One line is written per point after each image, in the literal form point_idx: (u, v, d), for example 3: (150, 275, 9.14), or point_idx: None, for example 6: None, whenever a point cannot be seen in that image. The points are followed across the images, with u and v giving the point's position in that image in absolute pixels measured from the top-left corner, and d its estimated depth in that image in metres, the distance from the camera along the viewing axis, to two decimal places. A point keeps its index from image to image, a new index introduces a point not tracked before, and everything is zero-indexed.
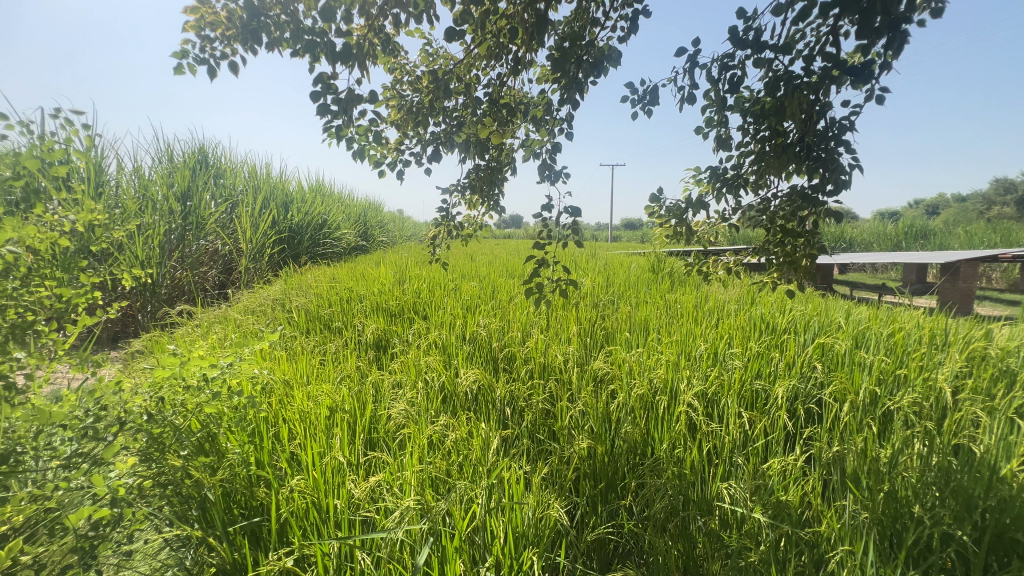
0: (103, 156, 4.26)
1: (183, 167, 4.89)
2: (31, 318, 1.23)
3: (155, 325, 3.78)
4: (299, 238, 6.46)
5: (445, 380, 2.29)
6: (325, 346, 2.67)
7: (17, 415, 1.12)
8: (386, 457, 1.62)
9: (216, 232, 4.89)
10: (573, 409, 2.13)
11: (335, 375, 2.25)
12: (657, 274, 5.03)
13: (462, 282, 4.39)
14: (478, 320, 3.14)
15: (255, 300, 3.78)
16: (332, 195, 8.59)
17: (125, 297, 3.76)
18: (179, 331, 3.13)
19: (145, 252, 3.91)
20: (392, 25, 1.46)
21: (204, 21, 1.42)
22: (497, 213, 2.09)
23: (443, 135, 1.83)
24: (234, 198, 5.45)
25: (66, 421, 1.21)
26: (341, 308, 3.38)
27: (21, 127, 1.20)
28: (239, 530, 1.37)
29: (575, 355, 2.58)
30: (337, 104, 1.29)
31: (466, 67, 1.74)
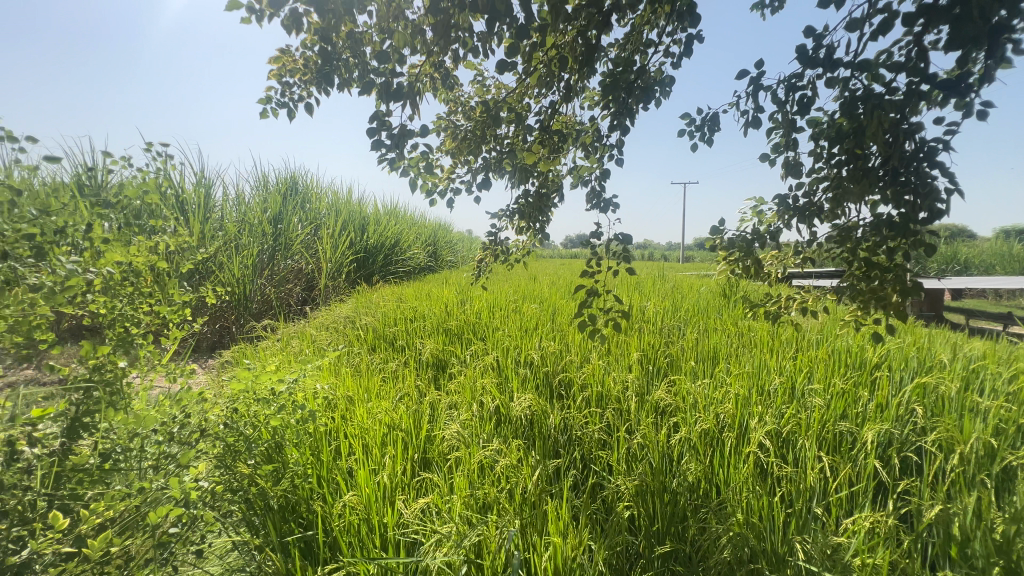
0: (210, 186, 4.83)
1: (275, 194, 5.42)
2: (133, 332, 1.40)
3: (245, 337, 4.15)
4: (373, 258, 6.84)
5: (499, 403, 2.28)
6: (388, 363, 2.79)
7: (117, 418, 1.28)
8: (435, 480, 1.64)
9: (301, 252, 5.30)
10: (630, 442, 2.03)
11: (394, 393, 2.34)
12: (729, 299, 4.74)
13: (523, 303, 4.41)
14: (536, 343, 3.13)
15: (330, 317, 4.04)
16: (405, 217, 9.07)
17: (222, 311, 4.19)
18: (264, 344, 3.42)
19: (240, 271, 4.34)
20: (450, 61, 1.54)
21: (285, 67, 1.58)
22: (545, 238, 2.08)
23: (493, 163, 1.87)
24: (318, 221, 5.91)
25: (157, 426, 1.37)
26: (405, 327, 3.52)
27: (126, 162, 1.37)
28: (295, 541, 1.44)
29: (634, 384, 2.49)
30: (391, 141, 1.36)
31: (518, 96, 1.79)
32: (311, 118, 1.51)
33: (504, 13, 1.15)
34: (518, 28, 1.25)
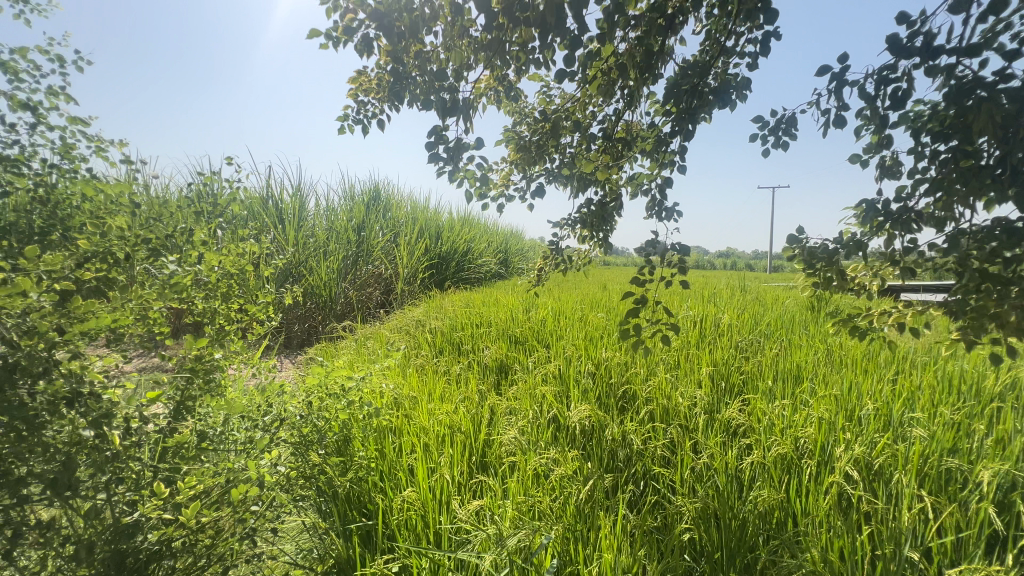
0: (303, 197, 5.32)
1: (358, 204, 5.84)
2: (228, 328, 1.59)
3: (328, 335, 4.49)
4: (447, 264, 7.08)
5: (558, 412, 2.26)
6: (453, 367, 2.88)
7: (212, 402, 1.45)
8: (489, 482, 1.66)
9: (381, 258, 5.55)
10: (695, 462, 1.92)
11: (457, 395, 2.41)
12: (820, 313, 4.33)
13: (589, 312, 4.35)
14: (600, 352, 3.07)
15: (404, 320, 4.25)
16: (477, 226, 9.31)
17: (309, 310, 4.57)
18: (344, 343, 3.68)
19: (326, 274, 4.71)
20: (513, 74, 1.58)
21: (361, 87, 1.72)
22: (606, 248, 2.05)
23: (554, 173, 1.89)
24: (397, 228, 6.17)
25: (244, 412, 1.53)
26: (472, 332, 3.62)
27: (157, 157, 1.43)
28: (357, 529, 1.54)
29: (702, 400, 2.36)
30: (447, 153, 1.42)
31: (581, 106, 1.79)
32: (382, 133, 1.62)
33: (556, 24, 1.17)
34: (570, 38, 1.27)
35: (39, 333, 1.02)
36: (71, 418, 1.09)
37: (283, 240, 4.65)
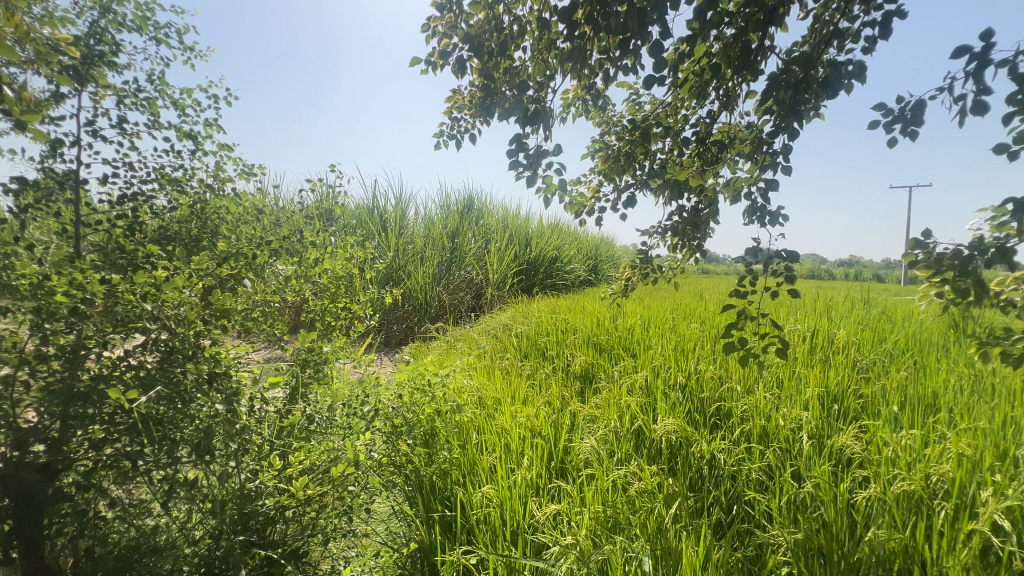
0: (404, 207, 5.75)
1: (453, 213, 6.16)
2: (336, 325, 1.78)
3: (422, 335, 4.78)
4: (535, 270, 7.15)
5: (643, 424, 2.17)
6: (537, 371, 2.91)
7: (322, 391, 1.64)
8: (566, 488, 1.66)
9: (473, 264, 5.71)
10: (797, 490, 1.74)
11: (539, 399, 2.44)
12: (967, 333, 3.69)
13: (682, 322, 4.14)
14: (691, 365, 2.91)
15: (491, 323, 4.38)
16: (566, 232, 9.30)
17: (405, 311, 4.91)
18: (435, 343, 3.89)
19: (422, 278, 5.02)
20: (600, 81, 1.58)
21: (455, 104, 1.83)
22: (700, 255, 1.95)
23: (644, 180, 1.86)
24: (488, 235, 6.39)
25: (348, 402, 1.71)
26: (557, 338, 3.63)
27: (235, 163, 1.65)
28: (439, 519, 1.62)
29: (809, 424, 2.13)
30: (529, 161, 1.47)
31: (672, 110, 1.74)
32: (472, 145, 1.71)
33: (642, 29, 1.16)
34: (654, 42, 1.25)
35: (189, 323, 1.30)
36: (213, 395, 1.31)
37: (385, 246, 5.03)
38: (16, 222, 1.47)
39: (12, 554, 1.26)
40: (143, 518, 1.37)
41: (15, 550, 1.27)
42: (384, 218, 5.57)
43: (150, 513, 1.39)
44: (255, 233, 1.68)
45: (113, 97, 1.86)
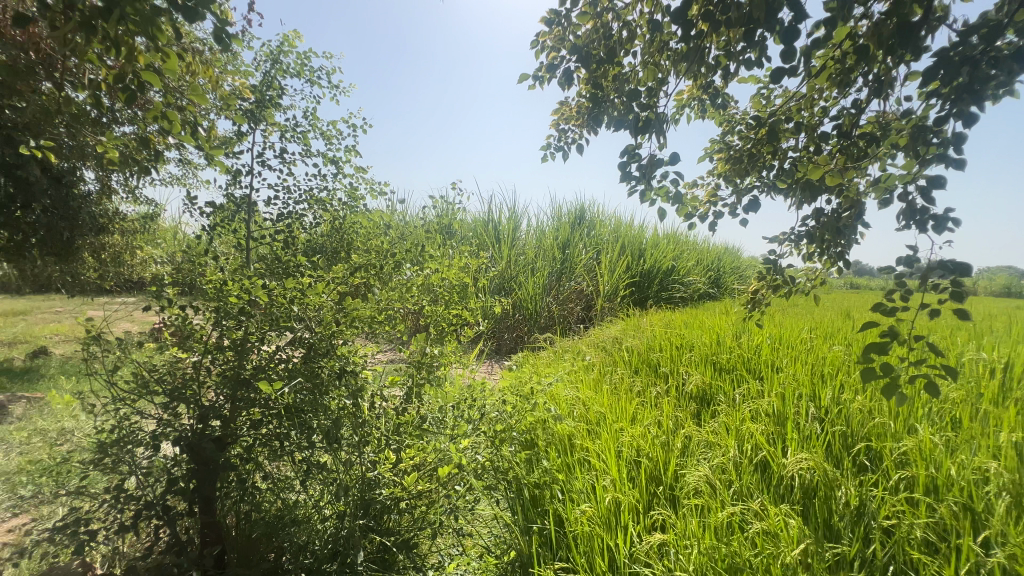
0: (517, 220, 5.95)
1: (564, 224, 6.19)
2: (448, 331, 1.89)
3: (531, 345, 4.85)
4: (649, 282, 6.81)
5: (769, 455, 1.93)
6: (647, 388, 2.77)
7: (433, 393, 1.74)
8: (673, 516, 1.53)
9: (584, 275, 5.65)
10: (980, 558, 1.39)
11: (648, 417, 2.30)
12: None
13: (823, 342, 3.61)
14: (833, 392, 2.52)
15: (601, 335, 4.28)
16: (685, 242, 8.74)
17: (517, 320, 5.05)
18: (543, 353, 3.91)
19: (532, 289, 5.11)
20: (719, 79, 1.47)
21: (563, 116, 1.85)
22: (845, 265, 1.69)
23: (772, 183, 1.68)
24: (600, 246, 6.28)
25: (456, 403, 1.79)
26: (671, 354, 3.42)
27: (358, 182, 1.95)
28: (538, 531, 1.62)
29: (999, 477, 1.70)
30: (640, 171, 1.43)
31: (807, 102, 1.55)
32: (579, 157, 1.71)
33: (767, 18, 1.06)
34: (783, 31, 1.13)
35: (326, 324, 1.48)
36: (342, 388, 1.47)
37: (498, 257, 5.24)
38: (208, 238, 1.82)
39: (194, 508, 1.54)
40: (286, 492, 1.59)
41: (197, 505, 1.54)
42: (498, 230, 5.81)
43: (291, 488, 1.60)
44: (381, 245, 1.86)
45: (279, 133, 2.24)
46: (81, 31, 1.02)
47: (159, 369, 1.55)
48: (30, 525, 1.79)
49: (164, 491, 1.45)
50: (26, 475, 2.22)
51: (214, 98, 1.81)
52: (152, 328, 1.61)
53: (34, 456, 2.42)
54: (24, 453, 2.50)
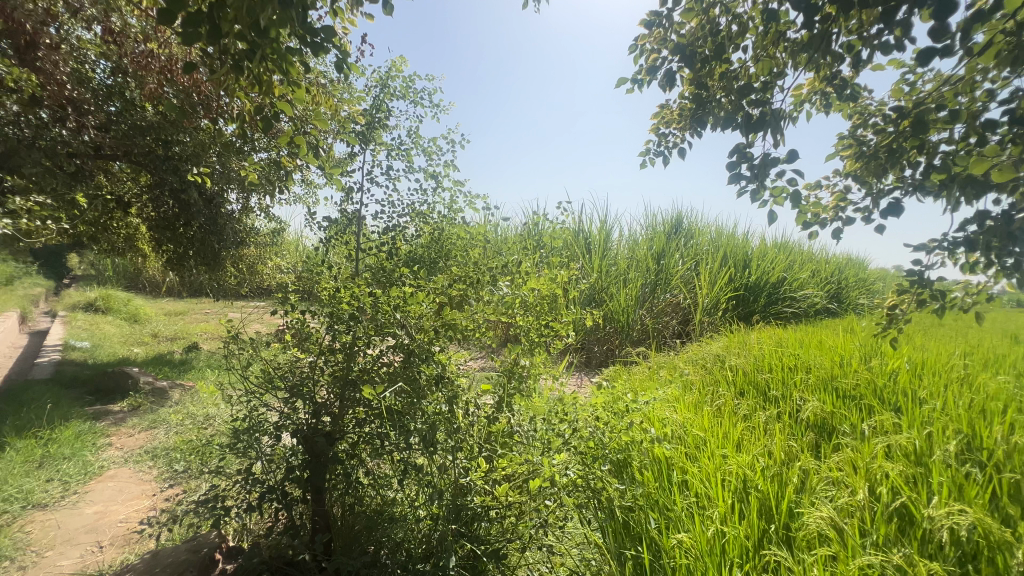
0: (609, 230, 5.82)
1: (659, 233, 5.92)
2: (540, 342, 1.88)
3: (622, 359, 4.68)
4: (756, 296, 6.23)
5: (912, 501, 1.64)
6: (755, 412, 2.52)
7: (524, 404, 1.74)
8: (787, 559, 1.36)
9: (680, 287, 5.32)
10: None
11: (756, 444, 2.09)
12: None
13: (984, 371, 3.01)
14: (999, 431, 2.09)
15: (700, 352, 4.00)
16: (798, 252, 7.89)
17: (608, 333, 4.91)
18: (636, 368, 3.75)
19: (624, 300, 4.95)
20: (849, 67, 1.30)
21: (664, 120, 1.79)
22: (1021, 277, 1.40)
23: (916, 182, 1.45)
24: (699, 256, 5.89)
25: (546, 416, 1.77)
26: (783, 376, 3.08)
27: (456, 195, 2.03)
28: (630, 556, 1.52)
29: None
30: (751, 171, 1.35)
31: (965, 87, 1.32)
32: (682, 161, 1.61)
33: None
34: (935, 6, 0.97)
35: (424, 331, 1.55)
36: (439, 394, 1.53)
37: (589, 268, 5.17)
38: (324, 249, 2.01)
39: (307, 496, 1.69)
40: (385, 489, 1.68)
41: (310, 494, 1.69)
42: (590, 240, 5.73)
43: (389, 486, 1.68)
44: (476, 256, 1.91)
45: (386, 152, 2.42)
46: (232, 72, 1.19)
47: (282, 367, 1.73)
48: (182, 496, 2.09)
49: (283, 477, 1.60)
50: (180, 452, 2.61)
51: (334, 123, 2.01)
52: (278, 331, 1.81)
53: (185, 437, 2.83)
54: (179, 433, 2.95)
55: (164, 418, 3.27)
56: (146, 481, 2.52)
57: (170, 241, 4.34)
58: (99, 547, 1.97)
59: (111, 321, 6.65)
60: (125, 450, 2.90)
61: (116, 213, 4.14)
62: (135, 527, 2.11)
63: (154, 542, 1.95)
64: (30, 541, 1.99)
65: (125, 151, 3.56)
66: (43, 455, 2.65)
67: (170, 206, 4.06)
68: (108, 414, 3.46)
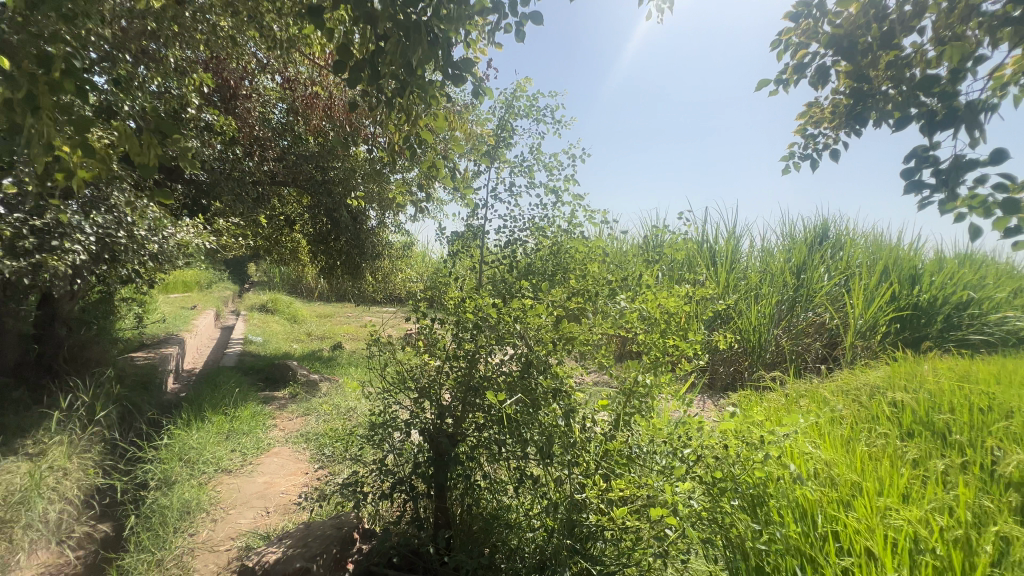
0: (738, 240, 5.36)
1: (799, 243, 5.28)
2: (660, 361, 1.79)
3: (753, 384, 4.24)
4: (931, 319, 5.16)
5: None
6: (930, 459, 2.09)
7: (642, 425, 1.66)
8: None
9: (826, 305, 4.67)
10: None
11: (933, 498, 1.72)
12: None
13: None
14: None
15: (852, 381, 3.45)
16: (993, 267, 6.39)
17: (735, 354, 4.50)
18: (769, 395, 3.37)
19: (756, 318, 4.49)
20: None
21: (814, 117, 2.08)
22: None
23: None
24: (850, 270, 5.11)
25: (666, 440, 1.66)
26: (972, 418, 2.51)
27: (575, 209, 2.04)
28: None
29: None
30: (938, 178, 1.40)
31: None
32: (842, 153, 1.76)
33: None
34: None
35: (542, 343, 1.59)
36: (556, 406, 1.55)
37: (715, 282, 4.80)
38: (451, 262, 2.17)
39: (431, 492, 1.80)
40: (500, 495, 1.73)
41: (433, 490, 1.80)
42: (715, 252, 5.33)
43: (504, 492, 1.73)
44: (595, 269, 1.90)
45: (509, 169, 2.53)
46: (385, 106, 1.36)
47: (413, 369, 1.90)
48: (328, 477, 2.39)
49: (411, 470, 1.75)
50: (328, 438, 2.98)
51: (464, 145, 2.17)
52: (410, 336, 1.99)
53: (332, 426, 3.23)
54: (326, 421, 3.38)
55: (315, 407, 3.78)
56: (301, 461, 2.93)
57: (324, 253, 5.02)
58: (266, 512, 2.34)
59: (278, 321, 7.89)
60: (286, 432, 3.40)
61: (286, 230, 4.92)
62: (292, 499, 2.46)
63: (306, 514, 2.25)
64: (219, 499, 2.43)
65: (295, 178, 4.24)
66: (230, 429, 3.22)
67: (325, 224, 4.71)
68: (275, 400, 4.10)
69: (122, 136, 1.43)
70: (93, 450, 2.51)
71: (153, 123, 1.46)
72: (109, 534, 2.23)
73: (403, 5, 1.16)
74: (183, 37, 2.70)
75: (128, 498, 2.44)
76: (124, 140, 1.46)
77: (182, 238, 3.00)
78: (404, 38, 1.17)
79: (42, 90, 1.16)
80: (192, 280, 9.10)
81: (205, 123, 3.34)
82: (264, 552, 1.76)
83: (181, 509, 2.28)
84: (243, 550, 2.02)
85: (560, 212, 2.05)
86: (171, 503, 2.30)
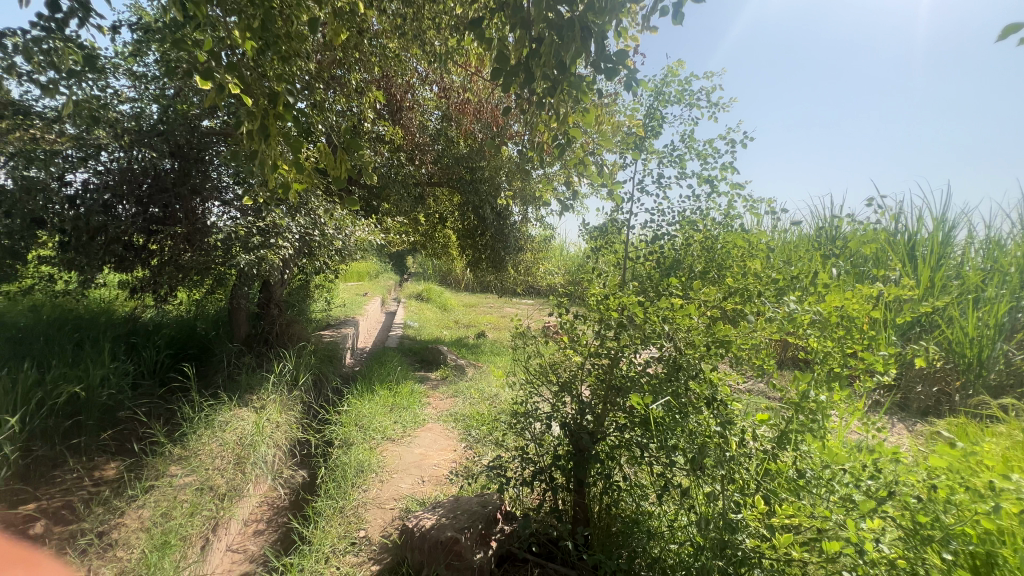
0: (952, 230, 4.30)
1: None
2: (840, 373, 1.54)
3: (968, 411, 3.39)
4: None
5: None
6: None
7: (812, 446, 1.44)
8: None
9: None
10: None
11: None
12: None
13: None
14: None
15: None
16: None
17: (941, 371, 3.65)
18: (996, 427, 2.65)
19: (977, 328, 3.56)
20: None
21: None
22: None
23: None
24: None
25: (846, 466, 1.42)
26: None
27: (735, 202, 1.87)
28: None
29: None
30: None
31: None
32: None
33: None
34: None
35: (693, 346, 1.50)
36: (707, 414, 1.44)
37: (913, 281, 3.95)
38: (594, 258, 2.15)
39: (570, 486, 1.80)
40: (641, 499, 1.70)
41: (573, 484, 1.80)
42: (916, 243, 4.37)
43: (645, 497, 1.68)
44: (756, 267, 1.69)
45: (656, 160, 2.40)
46: (536, 105, 1.41)
47: (555, 363, 1.93)
48: (475, 457, 2.58)
49: (551, 462, 1.79)
50: (475, 421, 3.22)
51: (611, 139, 2.13)
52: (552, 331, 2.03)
53: (477, 410, 3.47)
54: (472, 405, 3.65)
55: (462, 391, 4.10)
56: (451, 438, 3.22)
57: (471, 248, 5.38)
58: (422, 481, 2.62)
59: (432, 309, 8.73)
60: (438, 410, 3.76)
61: (440, 226, 5.40)
62: (443, 473, 2.72)
63: (455, 488, 2.47)
64: (384, 463, 2.78)
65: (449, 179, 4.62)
66: (393, 402, 3.68)
67: (472, 221, 5.04)
68: (429, 381, 4.56)
69: (324, 152, 1.73)
70: (295, 409, 3.10)
71: (345, 140, 1.72)
72: (305, 479, 2.77)
73: (554, 4, 1.18)
74: (362, 61, 3.13)
75: (320, 452, 2.97)
76: (324, 157, 1.76)
77: (360, 235, 3.50)
78: (558, 37, 1.20)
79: (270, 120, 1.46)
80: (363, 271, 10.60)
81: (377, 134, 3.83)
82: (421, 517, 1.96)
83: (357, 467, 2.67)
84: (403, 511, 2.30)
85: (721, 206, 1.89)
86: (350, 460, 2.71)
